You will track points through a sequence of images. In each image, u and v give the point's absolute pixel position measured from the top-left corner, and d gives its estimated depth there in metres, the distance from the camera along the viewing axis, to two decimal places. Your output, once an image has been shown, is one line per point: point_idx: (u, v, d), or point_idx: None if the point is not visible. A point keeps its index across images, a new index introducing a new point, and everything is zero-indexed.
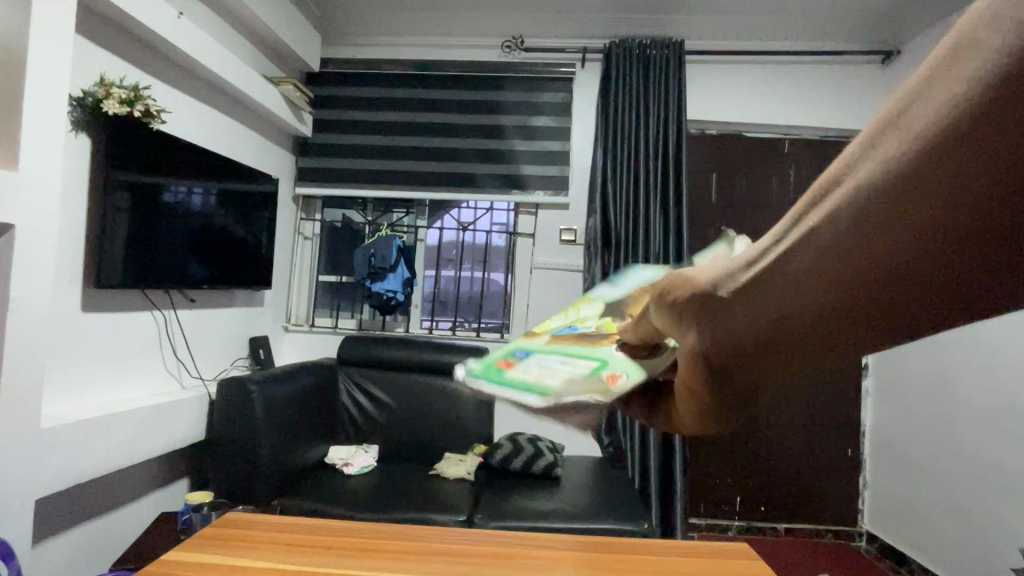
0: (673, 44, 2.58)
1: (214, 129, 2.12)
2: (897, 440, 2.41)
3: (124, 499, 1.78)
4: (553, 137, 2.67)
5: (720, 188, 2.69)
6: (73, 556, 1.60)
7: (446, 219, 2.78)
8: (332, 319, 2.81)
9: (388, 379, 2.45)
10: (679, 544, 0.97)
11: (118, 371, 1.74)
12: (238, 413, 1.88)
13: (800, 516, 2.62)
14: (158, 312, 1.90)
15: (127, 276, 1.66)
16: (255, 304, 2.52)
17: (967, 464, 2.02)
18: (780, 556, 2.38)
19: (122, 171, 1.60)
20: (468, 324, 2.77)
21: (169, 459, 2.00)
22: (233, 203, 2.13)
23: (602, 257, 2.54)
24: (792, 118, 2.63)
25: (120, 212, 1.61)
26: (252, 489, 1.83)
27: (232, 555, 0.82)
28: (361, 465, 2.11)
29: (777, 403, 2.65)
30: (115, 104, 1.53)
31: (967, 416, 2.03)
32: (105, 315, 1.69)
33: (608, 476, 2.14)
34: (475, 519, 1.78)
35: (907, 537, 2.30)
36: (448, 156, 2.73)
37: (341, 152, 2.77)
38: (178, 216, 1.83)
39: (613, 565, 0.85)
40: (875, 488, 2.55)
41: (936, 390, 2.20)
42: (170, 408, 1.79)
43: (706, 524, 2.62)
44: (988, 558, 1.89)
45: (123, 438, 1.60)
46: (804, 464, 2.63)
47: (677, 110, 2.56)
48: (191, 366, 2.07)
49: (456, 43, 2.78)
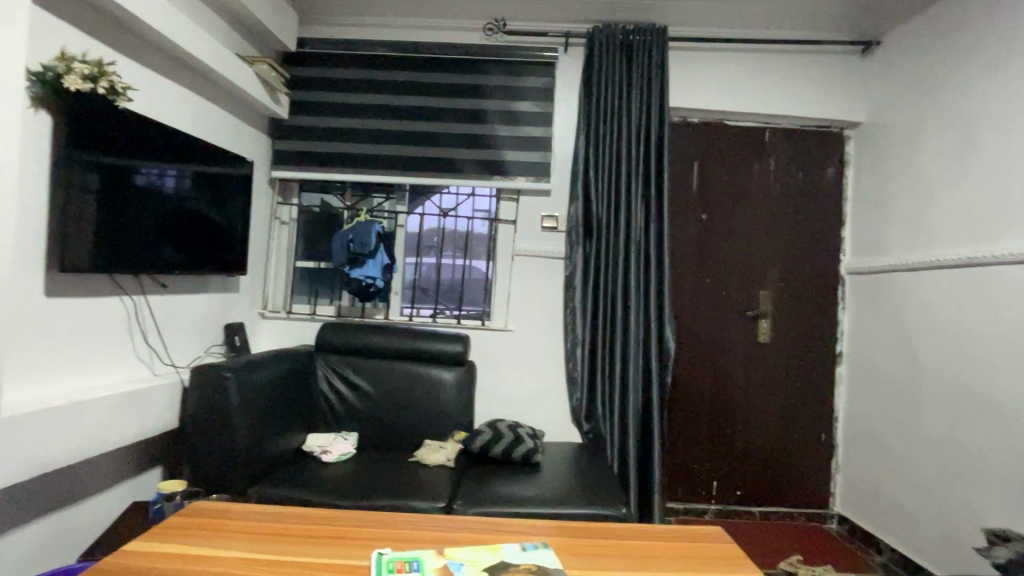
0: (657, 29, 2.56)
1: (184, 108, 2.04)
2: (868, 425, 2.46)
3: (93, 489, 1.74)
4: (535, 122, 2.64)
5: (700, 176, 2.72)
6: (39, 549, 1.55)
7: (427, 205, 2.75)
8: (310, 306, 2.77)
9: (367, 367, 2.42)
10: (663, 544, 1.01)
11: (85, 359, 1.69)
12: (212, 402, 1.84)
13: (773, 500, 2.69)
14: (127, 298, 1.85)
15: (98, 261, 1.61)
16: (230, 289, 2.46)
17: (934, 449, 2.07)
18: (754, 540, 2.45)
19: (88, 151, 1.54)
20: (449, 311, 2.74)
21: (139, 449, 1.95)
22: (208, 186, 2.08)
23: (584, 245, 2.56)
24: (773, 106, 2.65)
25: (87, 194, 1.55)
26: (228, 477, 1.81)
27: (198, 545, 0.91)
28: (340, 453, 2.09)
29: (753, 390, 2.71)
30: (76, 80, 1.46)
31: (933, 401, 2.09)
32: (70, 301, 1.63)
33: (587, 462, 2.16)
34: (455, 507, 1.78)
35: (876, 519, 2.38)
36: (429, 140, 2.67)
37: (318, 135, 2.69)
38: (148, 201, 1.77)
39: (600, 550, 0.97)
40: (845, 471, 2.63)
41: (904, 375, 2.25)
42: (140, 396, 1.75)
43: (682, 508, 2.68)
44: (953, 539, 1.96)
45: (90, 427, 1.55)
46: (780, 450, 2.70)
47: (660, 97, 2.55)
48: (163, 353, 2.01)
49: (437, 26, 2.72)
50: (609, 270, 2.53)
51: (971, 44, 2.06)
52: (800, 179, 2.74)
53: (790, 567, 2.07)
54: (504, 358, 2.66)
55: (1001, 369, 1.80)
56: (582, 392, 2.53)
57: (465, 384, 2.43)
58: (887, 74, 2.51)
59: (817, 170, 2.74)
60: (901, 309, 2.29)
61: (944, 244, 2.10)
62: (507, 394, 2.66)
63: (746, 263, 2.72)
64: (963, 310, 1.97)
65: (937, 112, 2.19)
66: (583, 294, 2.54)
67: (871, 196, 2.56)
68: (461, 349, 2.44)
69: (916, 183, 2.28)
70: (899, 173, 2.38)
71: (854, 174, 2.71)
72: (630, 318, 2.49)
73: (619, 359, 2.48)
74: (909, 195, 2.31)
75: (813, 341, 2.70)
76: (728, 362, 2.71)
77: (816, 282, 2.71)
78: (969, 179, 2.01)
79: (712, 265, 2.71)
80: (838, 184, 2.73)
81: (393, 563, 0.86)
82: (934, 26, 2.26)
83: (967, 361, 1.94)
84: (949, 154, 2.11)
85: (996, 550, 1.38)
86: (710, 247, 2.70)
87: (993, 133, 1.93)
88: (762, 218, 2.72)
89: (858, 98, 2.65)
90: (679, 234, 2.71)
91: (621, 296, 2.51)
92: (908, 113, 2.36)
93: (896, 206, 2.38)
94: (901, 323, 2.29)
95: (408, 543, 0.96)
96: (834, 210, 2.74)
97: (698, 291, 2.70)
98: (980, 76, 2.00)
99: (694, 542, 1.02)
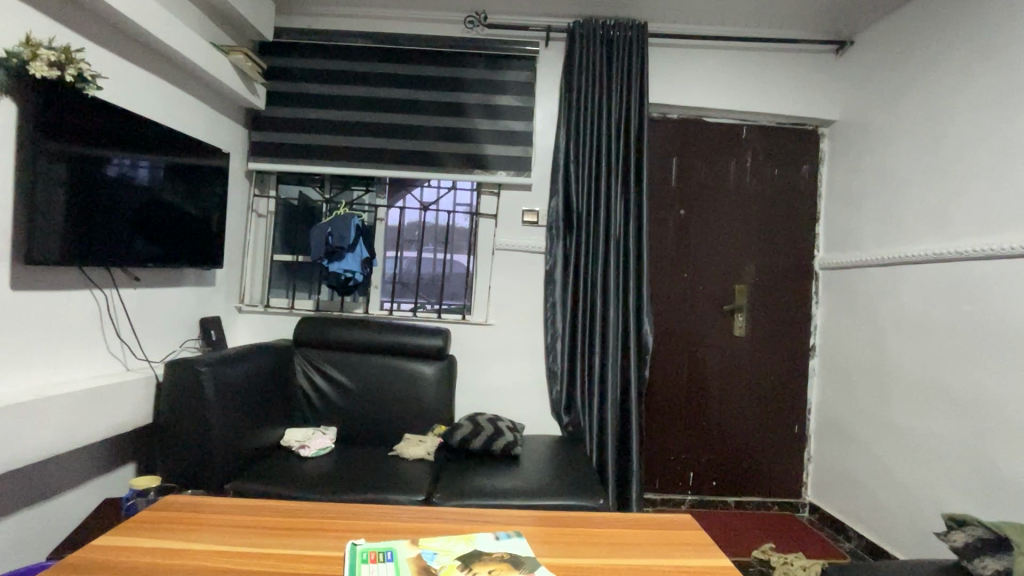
0: (637, 25, 2.58)
1: (156, 97, 1.99)
2: (839, 416, 2.54)
3: (64, 486, 1.71)
4: (516, 116, 2.64)
5: (679, 173, 2.76)
6: (9, 546, 1.52)
7: (408, 199, 2.74)
8: (288, 299, 2.75)
9: (346, 360, 2.41)
10: (632, 530, 1.05)
11: (55, 351, 1.65)
12: (186, 396, 1.81)
13: (748, 490, 2.76)
14: (99, 291, 1.81)
15: (66, 254, 1.57)
16: (206, 283, 2.43)
17: (900, 438, 2.14)
18: (729, 528, 2.52)
19: (58, 141, 1.50)
20: (430, 305, 2.74)
21: (111, 445, 1.92)
22: (183, 177, 2.04)
23: (564, 239, 2.57)
24: (750, 105, 2.69)
25: (55, 185, 1.51)
26: (204, 473, 1.79)
27: (175, 539, 0.91)
28: (318, 448, 2.08)
29: (728, 383, 2.76)
30: (42, 66, 1.42)
31: (900, 393, 2.16)
32: (37, 294, 1.58)
33: (566, 453, 2.19)
34: (434, 499, 1.80)
35: (844, 507, 2.46)
36: (409, 132, 2.64)
37: (296, 127, 2.66)
38: (121, 191, 1.74)
39: (572, 538, 0.99)
40: (817, 461, 2.70)
41: (873, 368, 2.32)
42: (113, 391, 1.72)
43: (659, 498, 2.74)
44: (917, 525, 2.03)
45: (61, 420, 1.52)
46: (754, 441, 2.76)
47: (639, 93, 2.57)
48: (136, 348, 1.98)
49: (418, 17, 2.70)
50: (589, 265, 2.55)
51: (941, 46, 2.11)
52: (777, 175, 2.79)
53: (763, 555, 2.12)
54: (485, 352, 2.67)
55: (969, 362, 1.86)
56: (562, 385, 2.55)
57: (444, 378, 2.43)
58: (861, 73, 2.56)
59: (793, 167, 2.79)
60: (870, 303, 2.36)
61: (912, 241, 2.16)
62: (488, 388, 2.67)
63: (723, 258, 2.76)
64: (932, 305, 2.03)
65: (908, 112, 2.25)
66: (563, 288, 2.56)
67: (844, 193, 2.62)
68: (441, 343, 2.44)
69: (887, 182, 2.34)
70: (872, 172, 2.44)
71: (827, 171, 2.77)
72: (609, 313, 2.51)
73: (598, 353, 2.51)
74: (880, 193, 2.38)
75: (787, 335, 2.76)
76: (704, 355, 2.76)
77: (791, 277, 2.77)
78: (937, 178, 2.07)
79: (690, 260, 2.75)
80: (813, 180, 2.79)
81: (367, 553, 0.87)
82: (906, 28, 2.31)
83: (932, 355, 2.01)
84: (919, 154, 2.18)
85: (953, 533, 1.44)
86: (688, 242, 2.75)
87: (960, 133, 2.00)
88: (739, 214, 2.77)
89: (832, 96, 2.70)
90: (657, 230, 2.75)
91: (600, 290, 2.54)
92: (879, 113, 2.42)
93: (868, 203, 2.44)
94: (870, 317, 2.36)
95: (386, 534, 0.97)
96: (809, 206, 2.80)
97: (676, 285, 2.74)
98: (949, 79, 2.06)
99: (663, 529, 1.05)
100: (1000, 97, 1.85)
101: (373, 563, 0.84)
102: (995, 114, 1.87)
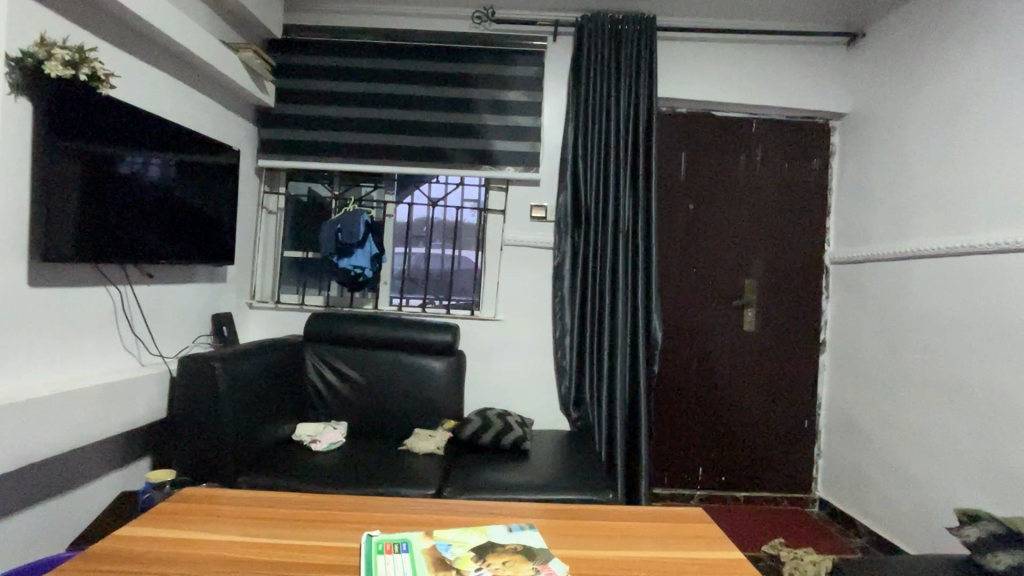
0: (645, 20, 2.57)
1: (168, 95, 2.02)
2: (849, 411, 2.52)
3: (82, 479, 1.74)
4: (524, 112, 2.63)
5: (688, 167, 2.74)
6: (29, 537, 1.56)
7: (416, 195, 2.75)
8: (298, 296, 2.77)
9: (357, 355, 2.43)
10: (642, 522, 1.06)
11: (71, 347, 1.68)
12: (201, 391, 1.84)
13: (758, 485, 2.76)
14: (114, 288, 1.84)
15: (80, 251, 1.59)
16: (218, 280, 2.45)
17: (913, 434, 2.11)
18: (738, 523, 2.52)
19: (69, 139, 1.52)
20: (439, 301, 2.75)
21: (127, 439, 1.95)
22: (192, 174, 2.05)
23: (572, 235, 2.57)
24: (760, 98, 2.67)
25: (69, 183, 1.53)
26: (218, 466, 1.82)
27: (192, 529, 0.93)
28: (330, 442, 2.11)
29: (737, 378, 2.76)
30: (58, 66, 1.45)
31: (911, 388, 2.13)
32: (52, 291, 1.60)
33: (575, 448, 2.19)
34: (444, 493, 1.81)
35: (855, 502, 2.44)
36: (417, 129, 2.65)
37: (306, 124, 2.67)
38: (133, 189, 1.75)
39: (583, 529, 1.00)
40: (828, 457, 2.69)
41: (884, 362, 2.30)
42: (127, 386, 1.75)
43: (668, 493, 2.74)
44: (929, 521, 2.02)
45: (77, 414, 1.55)
46: (765, 436, 2.76)
47: (648, 88, 2.56)
48: (150, 344, 2.01)
49: (426, 14, 2.71)
50: (597, 260, 2.55)
51: (954, 36, 2.08)
52: (786, 169, 2.77)
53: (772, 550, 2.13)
54: (493, 347, 2.68)
55: (982, 357, 1.84)
56: (571, 380, 2.56)
57: (454, 373, 2.44)
58: (872, 66, 2.54)
59: (803, 161, 2.77)
60: (881, 297, 2.34)
61: (926, 235, 2.13)
62: (497, 383, 2.68)
63: (733, 253, 2.75)
64: (946, 299, 2.00)
65: (920, 104, 2.23)
66: (571, 282, 2.55)
67: (855, 187, 2.60)
68: (450, 338, 2.45)
69: (898, 175, 2.32)
70: (883, 165, 2.42)
71: (839, 165, 2.75)
72: (618, 307, 2.52)
73: (607, 349, 2.51)
74: (891, 186, 2.35)
75: (797, 329, 2.75)
76: (712, 350, 2.75)
77: (802, 271, 2.75)
78: (950, 171, 2.05)
79: (699, 256, 2.74)
80: (823, 175, 2.77)
81: (383, 544, 0.88)
82: (918, 19, 2.28)
83: (945, 349, 1.98)
84: (931, 147, 2.15)
85: (965, 528, 1.43)
86: (696, 236, 2.74)
87: (972, 126, 1.97)
88: (748, 209, 2.76)
89: (843, 89, 2.68)
90: (666, 225, 2.73)
91: (609, 284, 2.54)
92: (891, 105, 2.39)
93: (879, 196, 2.42)
94: (882, 311, 2.33)
95: (399, 526, 0.98)
96: (819, 201, 2.77)
97: (683, 278, 2.74)
98: (960, 70, 2.04)
99: (673, 522, 1.05)
100: (1013, 87, 1.83)
101: (388, 554, 0.85)
102: (1005, 106, 1.85)
